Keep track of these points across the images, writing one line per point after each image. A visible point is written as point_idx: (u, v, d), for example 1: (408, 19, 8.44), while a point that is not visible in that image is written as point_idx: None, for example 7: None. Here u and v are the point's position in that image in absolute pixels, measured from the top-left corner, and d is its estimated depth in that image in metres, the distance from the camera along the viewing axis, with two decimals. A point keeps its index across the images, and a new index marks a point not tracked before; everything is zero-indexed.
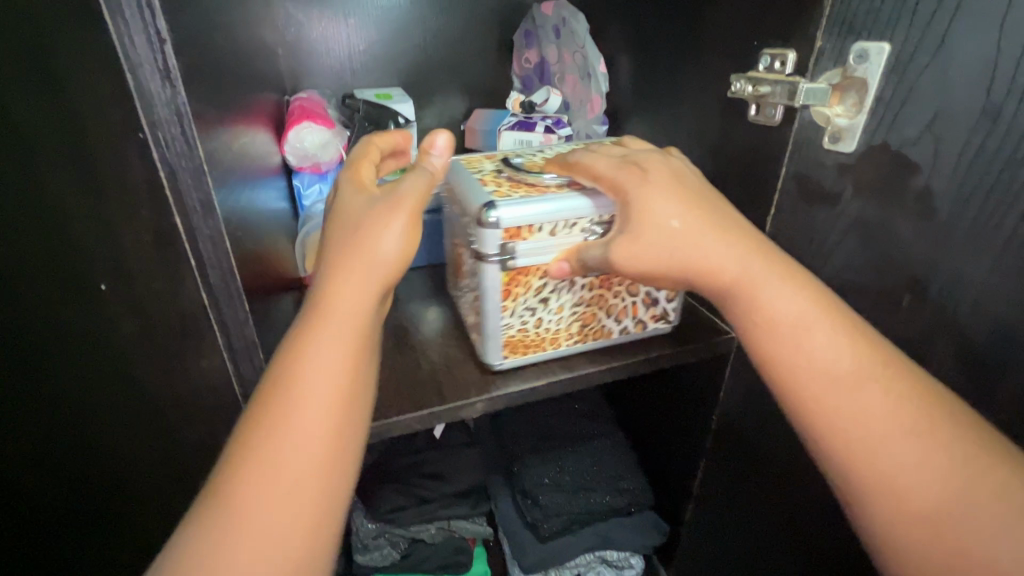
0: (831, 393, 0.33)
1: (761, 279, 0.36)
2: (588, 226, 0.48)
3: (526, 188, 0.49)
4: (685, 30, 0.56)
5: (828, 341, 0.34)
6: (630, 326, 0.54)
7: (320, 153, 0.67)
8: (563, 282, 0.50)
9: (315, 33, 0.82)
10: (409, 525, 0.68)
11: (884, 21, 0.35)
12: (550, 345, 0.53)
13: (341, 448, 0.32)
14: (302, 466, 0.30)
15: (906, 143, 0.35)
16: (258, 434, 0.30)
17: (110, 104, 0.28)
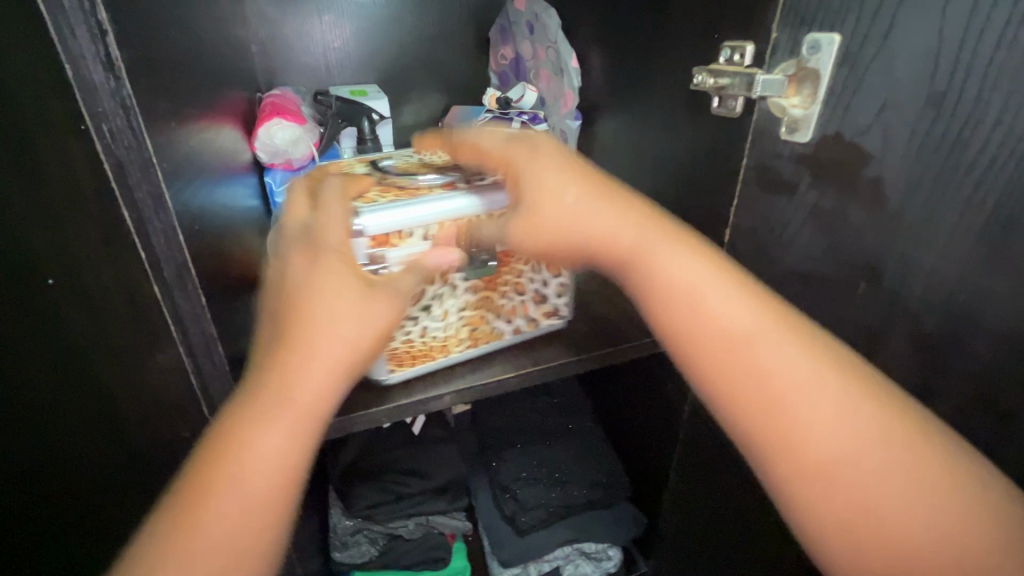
0: (728, 354, 0.37)
1: (656, 249, 0.40)
2: (464, 227, 0.47)
3: (395, 191, 0.47)
4: (652, 24, 0.56)
5: (718, 303, 0.37)
6: (521, 325, 0.56)
7: (291, 150, 0.66)
8: (444, 287, 0.49)
9: (288, 30, 0.81)
10: (387, 521, 0.69)
11: (834, 12, 0.35)
12: (440, 352, 0.52)
13: (299, 472, 0.34)
14: (264, 486, 0.33)
15: (858, 132, 0.36)
16: (230, 459, 0.32)
17: (51, 97, 0.29)
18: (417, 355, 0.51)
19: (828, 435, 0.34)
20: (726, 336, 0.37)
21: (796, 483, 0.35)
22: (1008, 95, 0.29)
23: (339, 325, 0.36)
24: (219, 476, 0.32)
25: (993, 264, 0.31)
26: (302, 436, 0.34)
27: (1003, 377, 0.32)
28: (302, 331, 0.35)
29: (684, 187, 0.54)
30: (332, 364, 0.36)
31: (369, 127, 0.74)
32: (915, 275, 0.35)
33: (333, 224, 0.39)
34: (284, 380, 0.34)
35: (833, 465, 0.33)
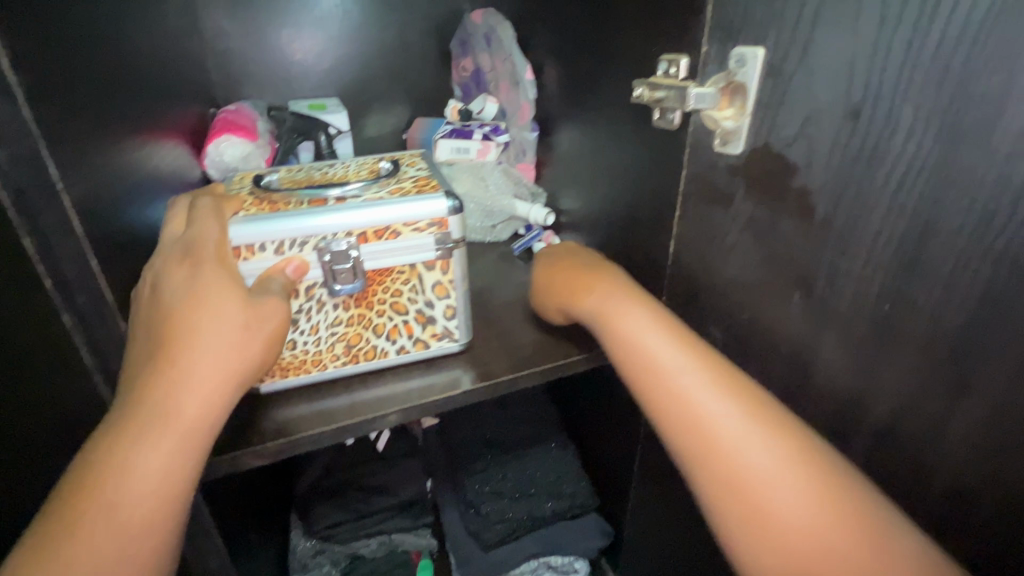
0: (674, 394, 0.40)
1: (620, 312, 0.45)
2: (322, 244, 0.48)
3: (270, 203, 0.49)
4: (599, 37, 0.57)
5: (665, 349, 0.42)
6: (407, 345, 0.54)
7: (242, 166, 0.66)
8: (310, 302, 0.49)
9: (244, 43, 0.80)
10: (349, 540, 0.69)
11: (756, 27, 0.36)
12: (315, 367, 0.51)
13: (181, 485, 0.34)
14: (143, 500, 0.33)
15: (785, 144, 0.36)
16: (100, 470, 0.32)
17: None
18: (290, 368, 0.50)
19: (748, 464, 0.36)
20: (673, 378, 0.40)
21: (720, 505, 0.37)
22: (917, 108, 0.29)
23: (228, 333, 0.37)
24: (99, 492, 0.32)
25: (915, 272, 0.32)
26: (191, 438, 0.35)
27: (928, 383, 0.32)
28: (184, 338, 0.36)
29: (633, 197, 0.55)
30: (221, 372, 0.37)
31: (326, 142, 0.76)
32: (844, 284, 0.36)
33: (210, 237, 0.42)
34: (166, 394, 0.34)
35: (754, 483, 0.36)
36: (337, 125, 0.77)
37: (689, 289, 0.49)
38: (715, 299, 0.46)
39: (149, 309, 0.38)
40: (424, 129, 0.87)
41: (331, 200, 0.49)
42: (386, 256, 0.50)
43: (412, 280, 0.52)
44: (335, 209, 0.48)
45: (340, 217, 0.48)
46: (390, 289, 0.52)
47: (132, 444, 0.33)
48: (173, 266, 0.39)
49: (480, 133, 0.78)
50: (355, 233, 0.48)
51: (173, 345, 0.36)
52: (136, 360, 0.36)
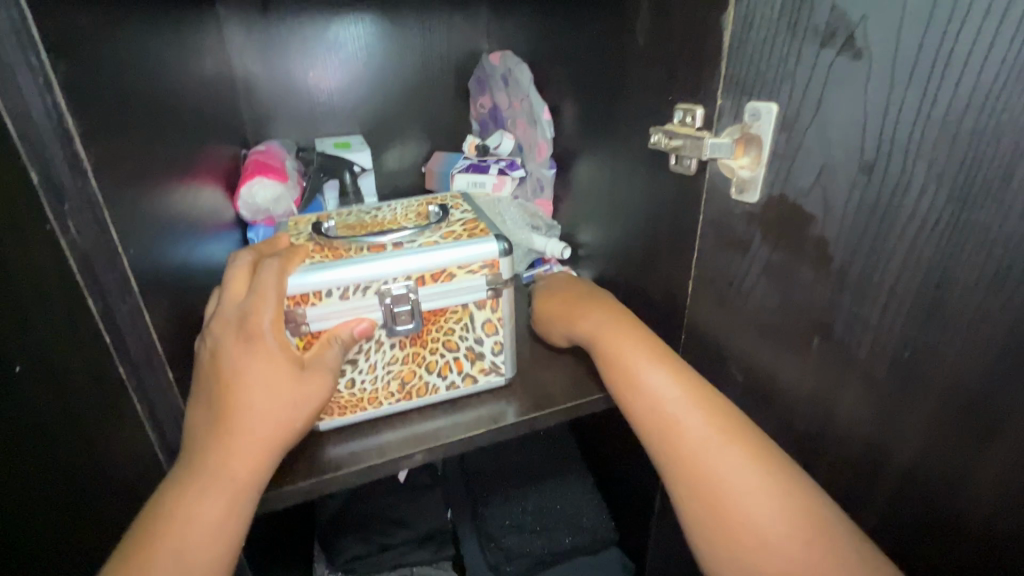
0: (671, 415, 0.45)
1: (620, 338, 0.51)
2: (383, 288, 0.50)
3: (329, 252, 0.51)
4: (615, 80, 0.59)
5: (659, 375, 0.47)
6: (456, 380, 0.55)
7: (273, 207, 0.68)
8: (369, 343, 0.51)
9: (273, 86, 0.84)
10: (371, 573, 0.69)
11: (770, 83, 0.37)
12: (371, 405, 0.53)
13: (227, 532, 0.38)
14: (195, 545, 0.36)
15: (800, 194, 0.38)
16: (158, 514, 0.36)
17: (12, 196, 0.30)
18: (347, 406, 0.52)
19: (744, 502, 0.40)
20: (692, 432, 0.43)
21: (726, 552, 0.40)
22: (928, 167, 0.30)
23: (275, 404, 0.41)
24: (152, 555, 0.35)
25: (935, 323, 0.32)
26: (237, 506, 0.39)
27: (950, 431, 0.33)
28: (237, 408, 0.40)
29: (649, 237, 0.56)
30: (264, 440, 0.41)
31: (351, 179, 0.79)
32: (863, 330, 0.36)
33: (266, 310, 0.43)
34: (220, 448, 0.39)
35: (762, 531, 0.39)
36: (361, 163, 0.80)
37: (707, 329, 0.50)
38: (732, 340, 0.47)
39: (202, 379, 0.41)
40: (443, 163, 0.89)
41: (389, 246, 0.51)
42: (442, 297, 0.51)
43: (464, 318, 0.54)
44: (392, 255, 0.50)
45: (398, 261, 0.50)
46: (443, 328, 0.53)
47: (189, 492, 0.37)
48: (229, 336, 0.42)
49: (496, 167, 0.80)
50: (412, 277, 0.50)
51: (224, 416, 0.39)
52: (191, 426, 0.40)
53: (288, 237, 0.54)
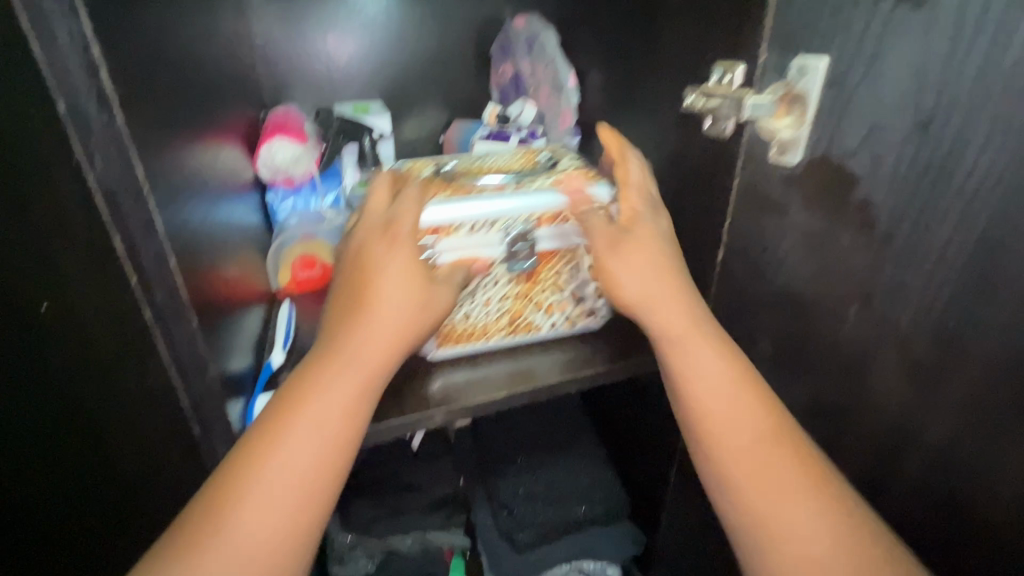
0: (707, 402, 0.42)
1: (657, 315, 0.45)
2: (507, 225, 0.49)
3: (455, 190, 0.51)
4: (645, 43, 0.56)
5: (698, 356, 0.43)
6: (559, 322, 0.55)
7: (291, 168, 0.67)
8: (488, 278, 0.50)
9: (292, 48, 0.83)
10: (385, 535, 0.70)
11: (820, 36, 0.36)
12: (481, 337, 0.54)
13: (356, 417, 0.39)
14: (330, 423, 0.37)
15: (847, 155, 0.36)
16: (301, 387, 0.38)
17: (36, 132, 0.27)
18: (461, 336, 0.53)
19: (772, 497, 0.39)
20: (751, 460, 0.40)
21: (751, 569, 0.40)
22: (993, 123, 0.29)
23: (403, 303, 0.41)
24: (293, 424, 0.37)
25: (986, 288, 0.31)
26: (363, 396, 0.39)
27: (993, 403, 0.31)
28: (369, 300, 0.40)
29: (676, 206, 0.54)
30: (396, 334, 0.41)
31: (369, 145, 0.77)
32: (906, 298, 0.35)
33: (408, 220, 0.43)
34: (353, 336, 0.39)
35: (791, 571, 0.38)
36: (380, 129, 0.78)
37: (737, 298, 0.48)
38: (763, 309, 0.46)
39: (346, 270, 0.43)
40: (462, 131, 0.87)
41: (508, 187, 0.51)
42: (559, 239, 0.51)
43: (575, 261, 0.53)
44: (515, 194, 0.49)
45: (521, 200, 0.49)
46: (555, 269, 0.53)
47: (328, 372, 0.38)
48: (373, 236, 0.42)
49: (518, 136, 0.79)
50: (533, 216, 0.49)
51: (361, 305, 0.40)
52: (332, 314, 0.41)
53: (412, 173, 0.54)
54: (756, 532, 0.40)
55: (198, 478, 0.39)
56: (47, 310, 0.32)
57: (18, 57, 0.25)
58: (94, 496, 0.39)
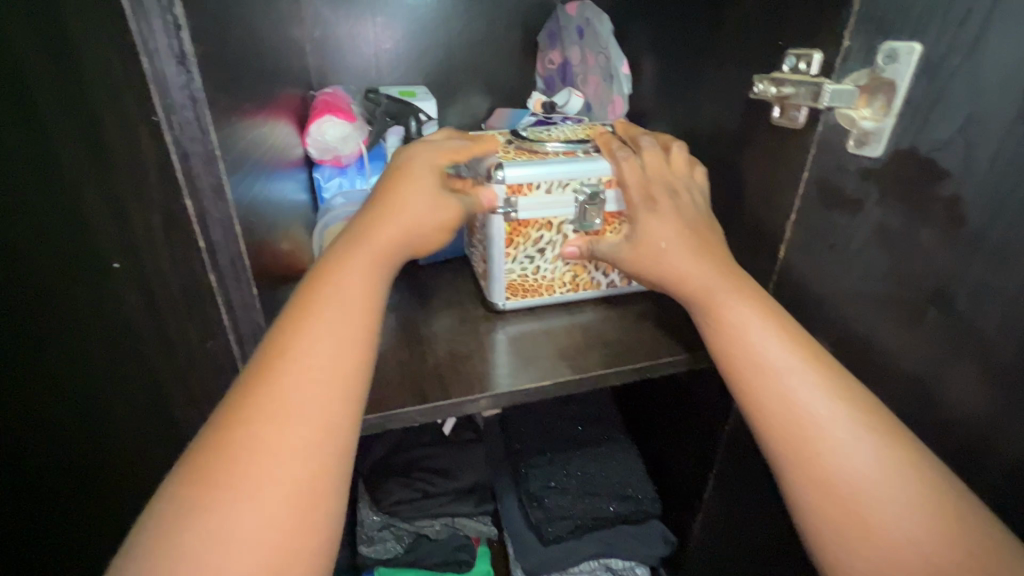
0: (744, 349, 0.38)
1: (689, 266, 0.42)
2: (579, 187, 0.51)
3: (529, 154, 0.53)
4: (709, 29, 0.54)
5: (733, 300, 0.40)
6: (617, 280, 0.57)
7: (340, 146, 0.67)
8: (558, 235, 0.54)
9: (342, 30, 0.83)
10: (413, 519, 0.70)
11: (915, 19, 0.33)
12: (546, 292, 0.56)
13: (369, 315, 0.36)
14: (346, 317, 0.34)
15: (936, 147, 0.33)
16: (319, 282, 0.36)
17: (103, 86, 0.26)
18: (529, 289, 0.55)
19: (843, 454, 0.34)
20: (780, 392, 0.36)
21: (822, 528, 0.34)
22: None
23: (423, 208, 0.42)
24: (309, 316, 0.34)
25: None
26: (374, 295, 0.37)
27: None
28: (393, 204, 0.41)
29: (733, 199, 0.52)
30: (409, 235, 0.41)
31: (416, 127, 0.76)
32: (991, 305, 0.32)
33: (443, 144, 0.46)
34: (374, 235, 0.39)
35: (861, 508, 0.33)
36: (426, 112, 0.78)
37: (797, 298, 0.46)
38: (824, 309, 0.43)
39: (375, 188, 0.44)
40: (506, 119, 0.86)
41: (579, 153, 0.53)
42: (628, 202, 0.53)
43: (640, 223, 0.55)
44: (587, 158, 0.51)
45: (592, 162, 0.51)
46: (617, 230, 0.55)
47: (347, 268, 0.37)
48: (408, 154, 0.45)
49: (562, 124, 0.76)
50: (603, 179, 0.51)
51: (383, 209, 0.41)
52: (356, 224, 0.41)
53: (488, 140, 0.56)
54: (813, 477, 0.34)
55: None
56: (117, 269, 0.31)
57: (97, 10, 0.25)
58: (145, 463, 0.39)
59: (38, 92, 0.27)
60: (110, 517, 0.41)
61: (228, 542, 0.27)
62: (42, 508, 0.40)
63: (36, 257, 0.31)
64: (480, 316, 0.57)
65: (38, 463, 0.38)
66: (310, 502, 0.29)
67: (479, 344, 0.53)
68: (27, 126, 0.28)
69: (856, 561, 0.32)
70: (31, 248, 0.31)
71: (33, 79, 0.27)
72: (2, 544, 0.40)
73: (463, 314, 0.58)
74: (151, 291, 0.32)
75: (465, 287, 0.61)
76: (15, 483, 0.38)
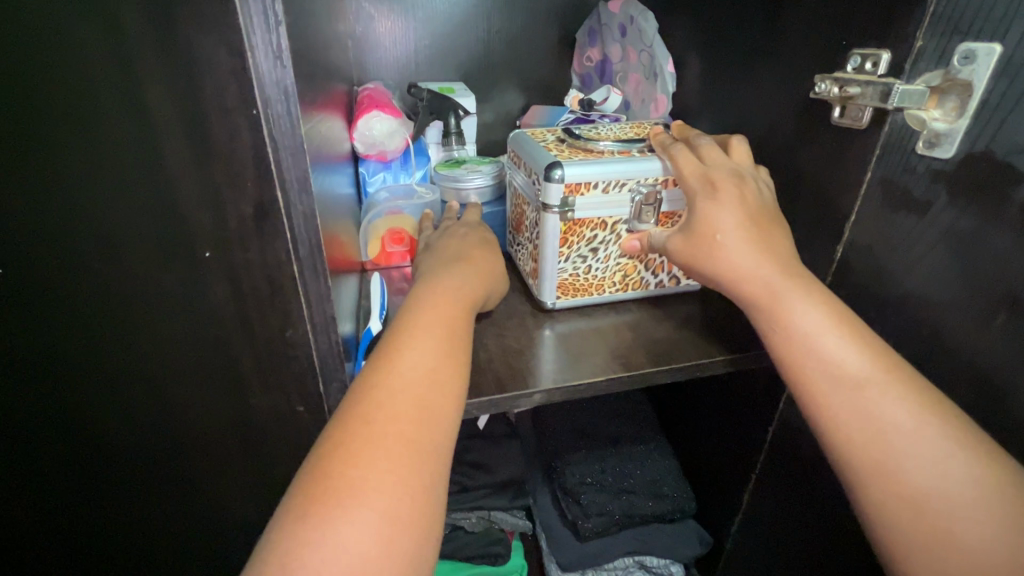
0: (811, 355, 0.38)
1: (749, 266, 0.42)
2: (635, 186, 0.52)
3: (583, 153, 0.53)
4: (764, 28, 0.54)
5: (799, 303, 0.39)
6: (665, 280, 0.58)
7: (386, 141, 0.68)
8: (611, 234, 0.54)
9: (384, 26, 0.84)
10: (450, 511, 0.71)
11: (996, 20, 0.33)
12: (595, 291, 0.57)
13: (458, 342, 0.42)
14: (442, 343, 0.40)
15: (1014, 150, 0.33)
16: (418, 316, 0.42)
17: (206, 81, 0.27)
18: (580, 289, 0.56)
19: (909, 458, 0.34)
20: (858, 403, 0.36)
21: (890, 530, 0.34)
22: None
23: (484, 274, 0.51)
24: (412, 340, 0.39)
25: None
26: (458, 328, 0.43)
27: None
28: (468, 267, 0.51)
29: (786, 200, 0.52)
30: (476, 288, 0.49)
31: (455, 123, 0.77)
32: None
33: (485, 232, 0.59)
34: (455, 287, 0.47)
35: (933, 513, 0.33)
36: (466, 108, 0.78)
37: (854, 300, 0.46)
38: (884, 312, 0.43)
39: (443, 254, 0.53)
40: (543, 116, 0.87)
41: (634, 152, 0.53)
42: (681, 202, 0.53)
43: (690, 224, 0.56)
44: (643, 158, 0.52)
45: (649, 163, 0.51)
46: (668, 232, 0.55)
47: (441, 307, 0.44)
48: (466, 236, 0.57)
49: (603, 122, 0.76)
50: (659, 179, 0.52)
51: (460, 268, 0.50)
52: (436, 275, 0.49)
53: (540, 138, 0.57)
54: (882, 484, 0.35)
55: (316, 434, 0.41)
56: (207, 258, 0.32)
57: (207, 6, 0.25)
58: (215, 448, 0.40)
59: (143, 87, 0.28)
60: (187, 502, 0.43)
61: (349, 527, 0.30)
62: (125, 491, 0.42)
63: (133, 246, 0.32)
64: (527, 312, 0.57)
65: (123, 448, 0.40)
66: (413, 494, 0.33)
67: (528, 339, 0.53)
68: (130, 122, 0.29)
69: (922, 560, 0.33)
70: (128, 240, 0.32)
71: (140, 73, 0.27)
72: (84, 513, 0.42)
73: (509, 309, 0.58)
74: (238, 282, 0.33)
75: (510, 283, 0.62)
76: (102, 465, 0.40)
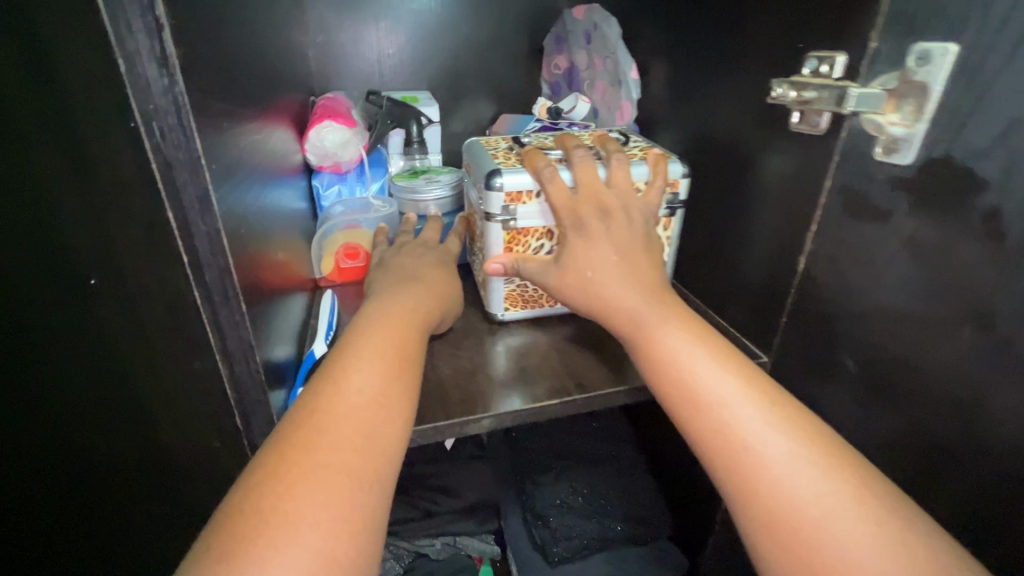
0: (693, 386, 0.35)
1: (619, 295, 0.40)
2: None
3: None
4: (724, 34, 0.52)
5: (676, 334, 0.38)
6: None
7: (340, 152, 0.65)
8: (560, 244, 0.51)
9: (346, 35, 0.81)
10: (415, 538, 0.71)
11: (950, 19, 0.31)
12: (548, 303, 0.54)
13: (407, 358, 0.39)
14: (388, 359, 0.38)
15: (973, 155, 0.31)
16: (365, 333, 0.39)
17: (73, 89, 0.24)
18: (530, 300, 0.53)
19: (795, 493, 0.31)
20: (740, 437, 0.33)
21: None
22: None
23: (436, 291, 0.49)
24: (353, 359, 0.37)
25: None
26: (407, 343, 0.40)
27: None
28: (415, 283, 0.48)
29: (749, 210, 0.50)
30: (428, 304, 0.47)
31: (417, 131, 0.74)
32: None
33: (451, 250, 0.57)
34: (405, 304, 0.45)
35: (831, 547, 0.29)
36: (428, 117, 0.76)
37: (818, 314, 0.43)
38: (849, 327, 0.41)
39: (391, 271, 0.51)
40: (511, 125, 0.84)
41: None
42: None
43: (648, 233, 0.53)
44: None
45: None
46: None
47: (387, 324, 0.41)
48: (416, 253, 0.55)
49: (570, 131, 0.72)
50: None
51: (405, 284, 0.48)
52: (383, 293, 0.46)
53: (490, 146, 0.55)
54: (774, 526, 0.31)
55: (238, 468, 0.38)
56: (94, 285, 0.29)
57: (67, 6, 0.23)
58: (123, 489, 0.37)
59: (8, 95, 0.25)
60: (95, 549, 0.40)
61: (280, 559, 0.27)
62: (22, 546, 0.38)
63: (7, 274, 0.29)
64: (483, 329, 0.55)
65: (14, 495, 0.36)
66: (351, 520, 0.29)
67: (481, 358, 0.50)
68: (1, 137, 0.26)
69: None
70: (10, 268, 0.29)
71: None
72: None
73: (466, 326, 0.55)
74: (135, 307, 0.30)
75: (468, 299, 0.59)
76: None
